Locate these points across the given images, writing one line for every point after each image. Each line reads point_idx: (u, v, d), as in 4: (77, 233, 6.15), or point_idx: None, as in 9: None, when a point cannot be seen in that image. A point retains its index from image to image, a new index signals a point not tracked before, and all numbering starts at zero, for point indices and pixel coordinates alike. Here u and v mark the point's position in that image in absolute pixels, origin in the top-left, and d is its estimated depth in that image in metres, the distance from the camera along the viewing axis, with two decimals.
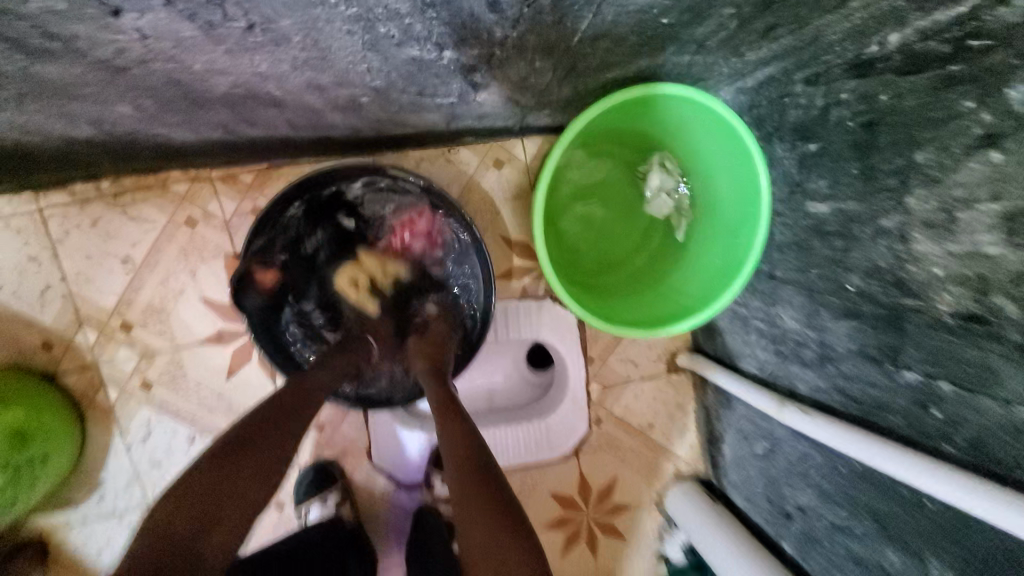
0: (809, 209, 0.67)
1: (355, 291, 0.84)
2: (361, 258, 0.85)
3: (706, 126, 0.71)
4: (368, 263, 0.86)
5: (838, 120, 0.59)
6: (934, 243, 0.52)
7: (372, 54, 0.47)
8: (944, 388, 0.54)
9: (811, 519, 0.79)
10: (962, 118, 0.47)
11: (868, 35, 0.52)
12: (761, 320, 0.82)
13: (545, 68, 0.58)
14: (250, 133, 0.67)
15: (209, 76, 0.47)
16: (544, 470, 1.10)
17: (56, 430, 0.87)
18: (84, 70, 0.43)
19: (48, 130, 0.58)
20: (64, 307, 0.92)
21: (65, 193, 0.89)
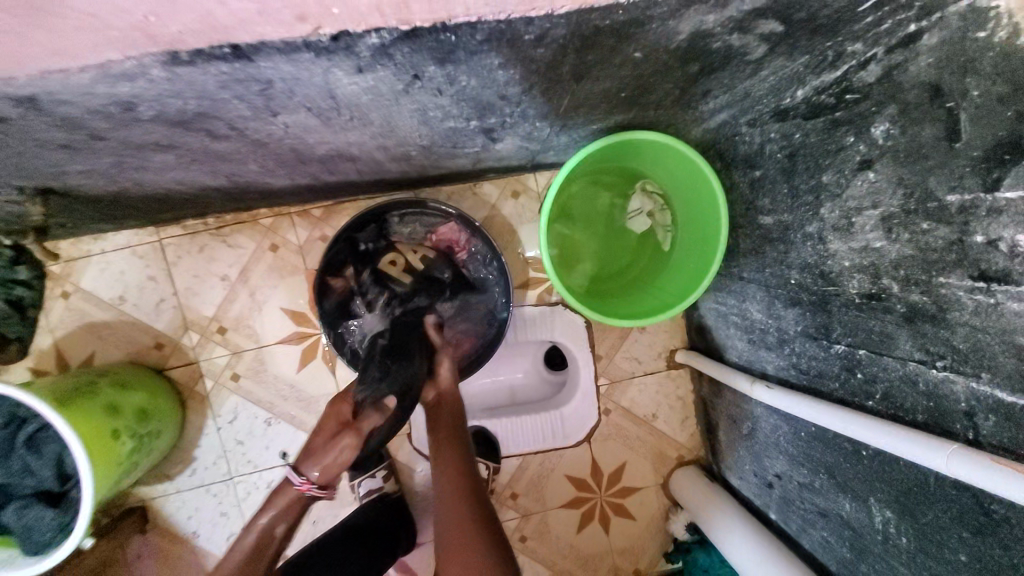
0: (759, 221, 0.84)
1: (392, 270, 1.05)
2: (399, 247, 1.07)
3: (675, 159, 0.88)
4: (404, 252, 1.07)
5: (772, 152, 0.77)
6: (842, 242, 0.68)
7: (424, 127, 0.66)
8: (862, 353, 0.69)
9: (787, 483, 0.94)
10: (847, 150, 0.64)
11: (783, 91, 0.70)
12: (736, 315, 0.98)
13: (545, 127, 0.77)
14: (328, 179, 0.89)
15: (314, 145, 0.69)
16: (560, 456, 1.26)
17: (166, 414, 1.10)
18: (240, 145, 0.65)
19: (193, 182, 0.82)
20: (174, 316, 1.17)
21: (179, 227, 1.15)
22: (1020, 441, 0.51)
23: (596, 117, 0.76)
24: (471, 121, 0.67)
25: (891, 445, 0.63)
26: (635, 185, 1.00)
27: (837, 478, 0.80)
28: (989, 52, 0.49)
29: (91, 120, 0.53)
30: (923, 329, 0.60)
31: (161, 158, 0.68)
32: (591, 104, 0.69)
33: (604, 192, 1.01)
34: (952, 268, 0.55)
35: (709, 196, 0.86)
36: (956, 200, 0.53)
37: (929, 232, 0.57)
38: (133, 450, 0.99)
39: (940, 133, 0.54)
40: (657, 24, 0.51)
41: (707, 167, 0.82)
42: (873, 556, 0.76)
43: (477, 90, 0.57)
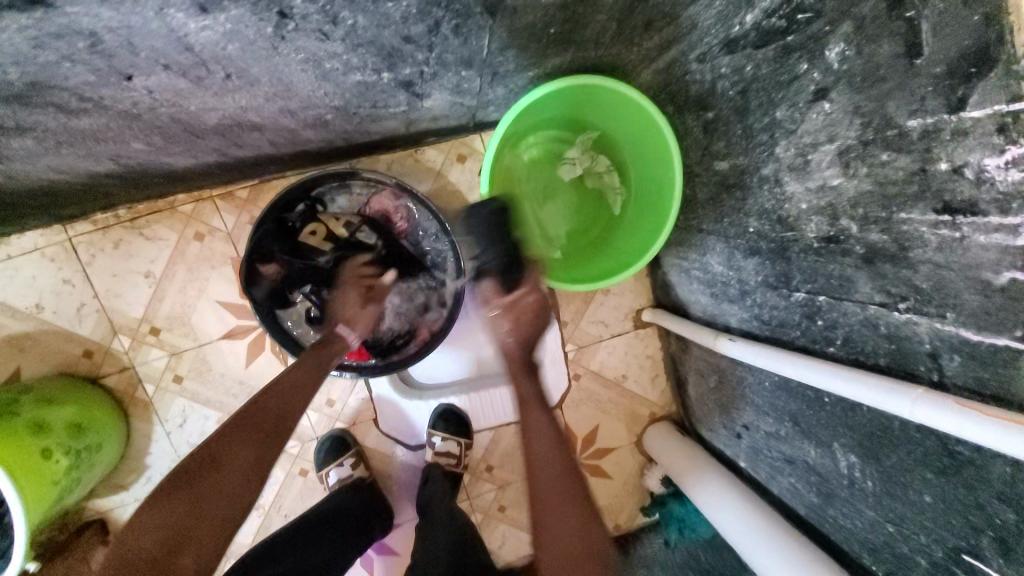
0: (715, 166, 0.78)
1: (314, 238, 0.96)
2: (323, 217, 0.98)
3: (623, 102, 0.80)
4: (328, 221, 0.98)
5: (723, 89, 0.70)
6: (798, 183, 0.63)
7: (326, 82, 0.57)
8: (822, 300, 0.66)
9: (754, 434, 0.94)
10: (801, 78, 0.58)
11: (731, 17, 0.62)
12: (698, 269, 0.94)
13: (472, 76, 0.67)
14: (239, 153, 0.79)
15: (202, 114, 0.59)
16: (532, 424, 1.24)
17: (106, 425, 1.02)
18: (109, 119, 0.55)
19: (76, 169, 0.71)
20: (100, 320, 1.07)
21: (88, 222, 1.03)
22: (985, 380, 0.49)
23: (530, 61, 0.68)
24: (382, 73, 0.58)
25: (851, 389, 0.61)
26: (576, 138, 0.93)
27: (800, 425, 0.80)
28: None
29: None
30: (883, 270, 0.56)
31: (20, 144, 0.57)
32: (519, 44, 0.61)
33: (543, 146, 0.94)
34: (913, 202, 0.51)
35: (659, 144, 0.80)
36: (918, 125, 0.48)
37: (889, 163, 0.52)
38: (71, 468, 0.91)
39: (899, 49, 0.48)
40: None
41: (658, 114, 0.75)
42: (839, 499, 0.76)
43: (372, 31, 0.48)
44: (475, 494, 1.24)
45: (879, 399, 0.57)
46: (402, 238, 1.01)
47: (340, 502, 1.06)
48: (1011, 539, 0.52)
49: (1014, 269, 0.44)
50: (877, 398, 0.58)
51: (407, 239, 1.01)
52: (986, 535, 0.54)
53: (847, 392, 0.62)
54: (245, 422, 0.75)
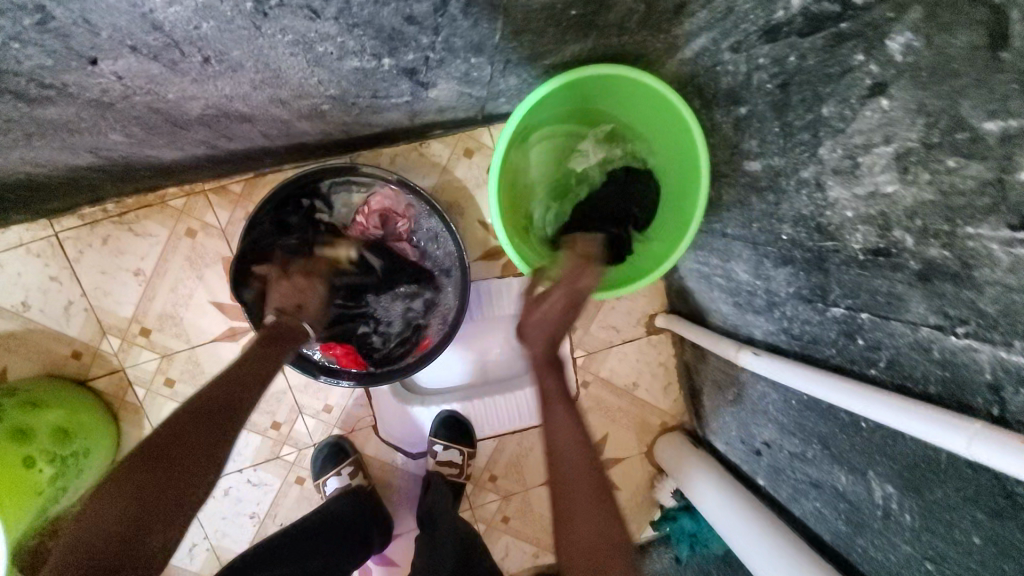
0: (745, 167, 0.72)
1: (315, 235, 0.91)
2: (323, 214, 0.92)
3: (646, 95, 0.74)
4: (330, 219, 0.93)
5: (760, 83, 0.63)
6: (844, 189, 0.57)
7: (319, 69, 0.51)
8: (864, 317, 0.60)
9: (775, 452, 0.89)
10: (855, 71, 0.52)
11: (774, 1, 0.56)
12: (720, 276, 0.87)
13: (482, 64, 0.61)
14: (230, 146, 0.74)
15: (184, 103, 0.53)
16: (538, 433, 1.19)
17: (94, 429, 0.98)
18: (78, 109, 0.50)
19: (53, 162, 0.65)
20: (88, 319, 1.02)
21: (74, 217, 0.98)
22: None
23: (546, 48, 0.62)
24: (382, 59, 0.52)
25: (901, 422, 0.54)
26: (591, 128, 0.86)
27: (830, 448, 0.74)
28: None
29: None
30: (941, 290, 0.50)
31: None
32: (536, 28, 0.54)
33: (554, 138, 0.86)
34: (984, 215, 0.45)
35: (686, 140, 0.73)
36: (998, 128, 0.42)
37: (958, 170, 0.46)
38: (57, 477, 0.87)
39: (979, 39, 0.42)
40: None
41: (687, 111, 0.69)
42: (871, 530, 0.70)
43: (370, 9, 0.42)
44: (477, 504, 1.19)
45: (923, 429, 0.52)
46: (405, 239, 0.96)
47: (335, 510, 1.02)
48: None
49: None
50: (920, 428, 0.52)
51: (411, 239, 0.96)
52: None
53: (896, 424, 0.55)
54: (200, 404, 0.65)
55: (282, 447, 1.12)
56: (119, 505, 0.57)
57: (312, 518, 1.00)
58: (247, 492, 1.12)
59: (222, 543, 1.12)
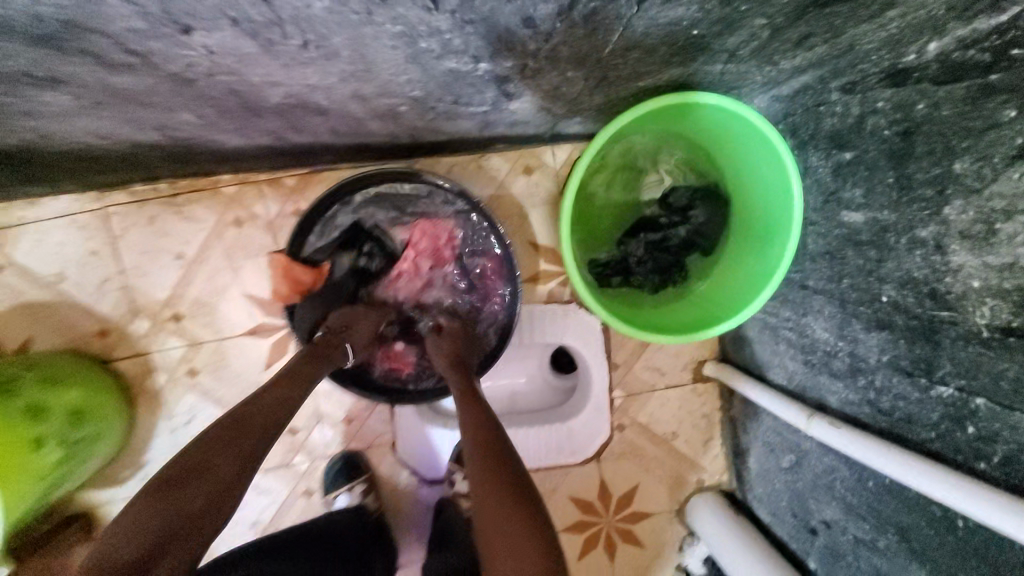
0: (840, 219, 0.66)
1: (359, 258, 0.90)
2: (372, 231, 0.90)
3: (735, 128, 0.69)
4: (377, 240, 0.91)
5: (874, 128, 0.58)
6: (972, 254, 0.50)
7: (412, 65, 0.48)
8: (979, 403, 0.52)
9: (836, 534, 0.79)
10: (1004, 127, 0.46)
11: (907, 43, 0.51)
12: (791, 330, 0.81)
13: (576, 79, 0.57)
14: (295, 138, 0.71)
15: (264, 88, 0.51)
16: (564, 474, 1.11)
17: (109, 414, 0.94)
18: (157, 81, 0.47)
19: (116, 135, 0.63)
20: (121, 298, 1.00)
21: (125, 192, 0.97)
22: None
23: (645, 70, 0.58)
24: (479, 62, 0.49)
25: (963, 505, 0.51)
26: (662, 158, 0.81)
27: (912, 543, 0.65)
28: None
29: None
30: None
31: (51, 98, 0.49)
32: (646, 46, 0.51)
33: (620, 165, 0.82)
34: None
35: (781, 183, 0.68)
36: None
37: None
38: (60, 463, 0.83)
39: None
40: None
41: (787, 154, 0.64)
42: None
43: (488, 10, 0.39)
44: None
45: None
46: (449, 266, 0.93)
47: (333, 528, 0.95)
48: None
49: None
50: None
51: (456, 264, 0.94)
52: None
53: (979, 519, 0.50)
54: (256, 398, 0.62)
55: (295, 454, 1.06)
56: (215, 452, 0.55)
57: (309, 531, 0.93)
58: (252, 498, 1.06)
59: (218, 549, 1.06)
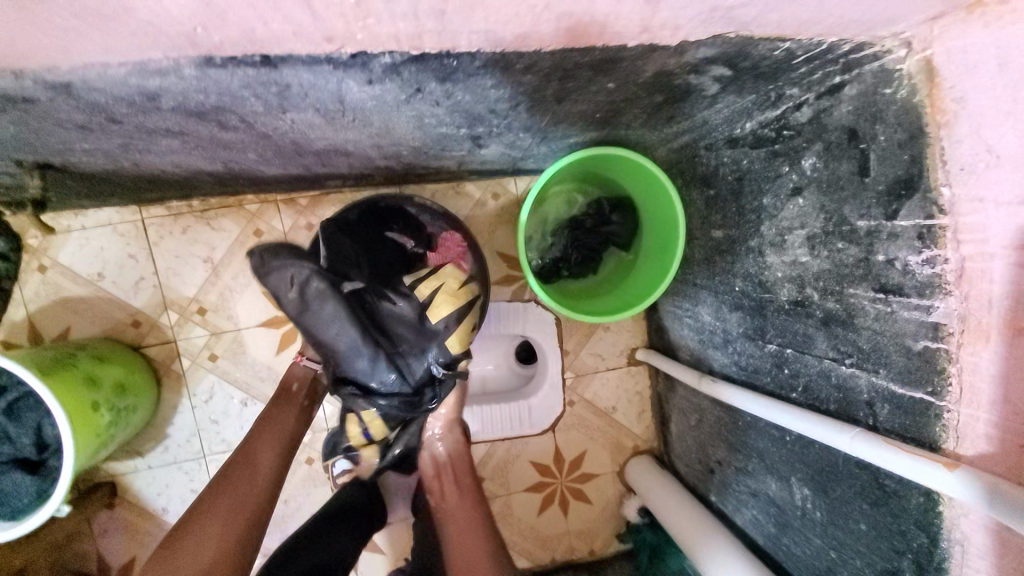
0: (712, 233, 0.95)
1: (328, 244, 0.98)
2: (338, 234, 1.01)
3: (637, 168, 0.98)
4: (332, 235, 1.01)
5: (723, 174, 0.87)
6: (775, 255, 0.79)
7: (418, 130, 0.73)
8: (789, 352, 0.80)
9: (725, 469, 1.05)
10: (782, 177, 0.75)
11: (735, 122, 0.79)
12: (689, 318, 1.09)
13: (526, 137, 0.84)
14: (320, 169, 0.94)
15: (315, 140, 0.74)
16: (525, 443, 1.34)
17: (143, 390, 1.12)
18: (247, 136, 0.70)
19: (189, 166, 0.85)
20: (154, 294, 1.18)
21: (162, 207, 1.17)
22: (907, 426, 0.62)
23: (573, 132, 0.85)
24: (461, 128, 0.74)
25: (786, 420, 0.78)
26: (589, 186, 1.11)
27: (766, 461, 0.91)
28: (893, 106, 0.57)
29: (113, 105, 0.56)
30: (836, 331, 0.70)
31: (167, 143, 0.71)
32: (571, 121, 0.78)
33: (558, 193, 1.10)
34: (859, 281, 0.65)
35: (670, 210, 0.96)
36: (864, 225, 0.63)
37: (842, 250, 0.67)
38: (111, 424, 1.00)
39: (854, 169, 0.63)
40: (627, 63, 0.57)
41: (671, 188, 0.92)
42: (793, 529, 0.86)
43: (470, 104, 0.64)
44: None
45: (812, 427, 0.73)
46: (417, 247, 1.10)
47: (349, 499, 1.13)
48: (924, 560, 0.62)
49: (926, 338, 0.58)
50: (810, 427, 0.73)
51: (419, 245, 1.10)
52: (905, 558, 0.64)
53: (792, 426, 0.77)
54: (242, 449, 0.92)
55: None
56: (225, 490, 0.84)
57: (330, 508, 1.11)
58: None
59: None
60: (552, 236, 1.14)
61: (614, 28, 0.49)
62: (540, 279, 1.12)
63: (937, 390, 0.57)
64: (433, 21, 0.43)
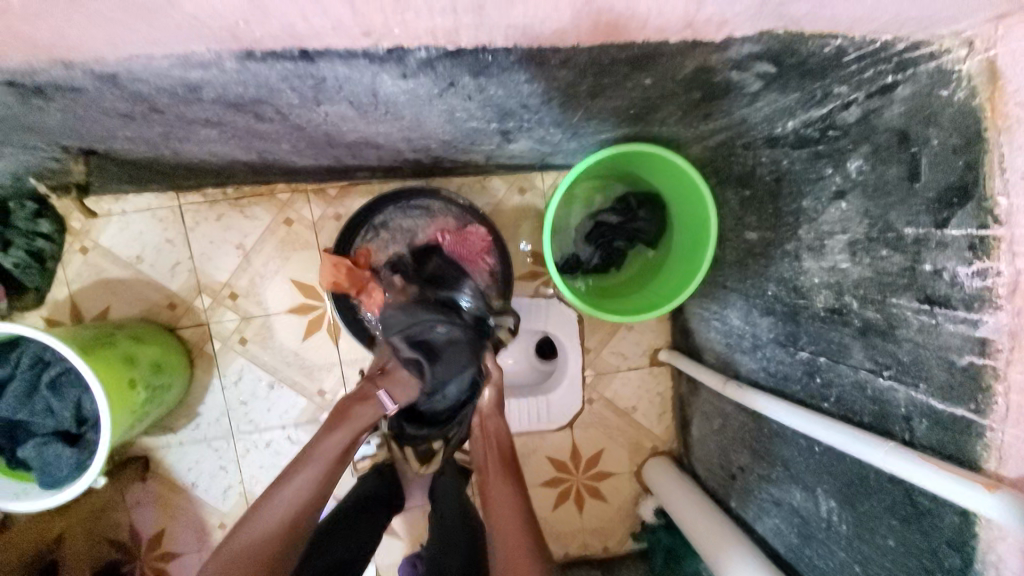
0: (745, 235, 0.92)
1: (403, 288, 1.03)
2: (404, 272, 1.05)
3: (668, 165, 0.95)
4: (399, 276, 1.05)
5: (760, 174, 0.84)
6: (813, 260, 0.76)
7: (450, 124, 0.73)
8: (822, 360, 0.78)
9: (747, 475, 1.03)
10: (824, 180, 0.72)
11: (776, 120, 0.76)
12: (717, 320, 1.06)
13: (556, 133, 0.82)
14: (350, 161, 0.95)
15: (348, 132, 0.75)
16: (543, 438, 1.34)
17: (177, 369, 1.17)
18: (282, 127, 0.71)
19: (226, 155, 0.87)
20: (189, 278, 1.23)
21: (198, 194, 1.20)
22: (946, 444, 0.59)
23: (606, 128, 0.83)
24: (492, 123, 0.74)
25: (818, 430, 0.75)
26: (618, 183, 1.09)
27: (791, 470, 0.89)
28: (948, 109, 0.54)
29: (157, 96, 0.58)
30: (874, 342, 0.68)
31: (206, 132, 0.73)
32: (603, 117, 0.76)
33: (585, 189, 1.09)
34: (902, 291, 0.62)
35: (703, 208, 0.93)
36: (912, 233, 0.60)
37: (886, 258, 0.64)
38: (145, 402, 1.05)
39: (903, 173, 0.60)
40: (666, 59, 0.56)
41: (705, 187, 0.89)
42: (817, 542, 0.84)
43: (503, 99, 0.63)
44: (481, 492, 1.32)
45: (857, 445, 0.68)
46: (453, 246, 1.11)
47: (371, 488, 1.16)
48: None
49: (972, 354, 0.55)
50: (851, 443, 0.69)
51: (453, 247, 1.11)
52: None
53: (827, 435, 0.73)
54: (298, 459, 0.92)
55: (323, 413, 1.26)
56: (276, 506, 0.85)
57: (352, 497, 1.13)
58: (286, 448, 1.26)
59: (252, 490, 1.26)
60: (579, 232, 1.12)
61: (657, 23, 0.47)
62: (565, 276, 1.11)
63: (980, 408, 0.54)
64: (471, 15, 0.43)
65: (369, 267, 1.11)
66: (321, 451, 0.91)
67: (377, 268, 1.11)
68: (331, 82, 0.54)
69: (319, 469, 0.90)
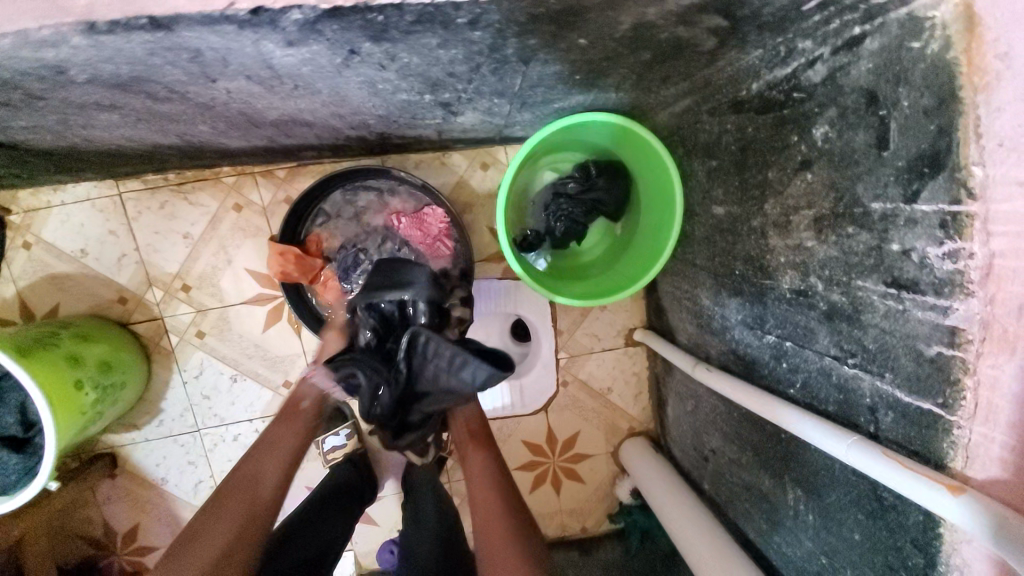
0: (713, 211, 0.86)
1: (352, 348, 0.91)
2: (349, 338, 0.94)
3: (633, 136, 0.88)
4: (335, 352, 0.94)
5: (726, 144, 0.77)
6: (779, 238, 0.70)
7: (375, 97, 0.65)
8: (788, 345, 0.73)
9: (718, 458, 1.01)
10: (789, 149, 0.65)
11: (741, 82, 0.69)
12: (688, 300, 1.01)
13: (502, 103, 0.75)
14: (285, 141, 0.88)
15: (265, 111, 0.68)
16: (518, 422, 1.31)
17: (131, 366, 1.13)
18: (186, 108, 0.63)
19: (144, 140, 0.79)
20: (137, 271, 1.17)
21: (138, 181, 1.13)
22: (912, 438, 0.54)
23: (556, 96, 0.76)
24: (424, 95, 0.66)
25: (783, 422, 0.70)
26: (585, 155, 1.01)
27: (759, 455, 0.86)
28: (920, 64, 0.47)
29: (23, 81, 0.51)
30: (840, 326, 0.62)
31: (106, 117, 0.65)
32: (548, 84, 0.69)
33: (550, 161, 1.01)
34: (869, 272, 0.57)
35: (668, 185, 0.86)
36: (879, 208, 0.54)
37: (852, 236, 0.58)
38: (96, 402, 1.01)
39: (871, 140, 0.53)
40: (596, 14, 0.49)
41: (669, 161, 0.82)
42: (785, 528, 0.81)
43: (423, 67, 0.56)
44: (455, 477, 1.31)
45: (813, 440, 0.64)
46: (405, 229, 1.06)
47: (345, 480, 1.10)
48: None
49: (940, 344, 0.49)
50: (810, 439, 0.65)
51: (404, 230, 1.06)
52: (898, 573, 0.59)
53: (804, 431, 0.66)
54: (256, 448, 0.91)
55: None
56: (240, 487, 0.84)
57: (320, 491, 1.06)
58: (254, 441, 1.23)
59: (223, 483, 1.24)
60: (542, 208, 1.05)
61: None
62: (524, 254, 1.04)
63: (948, 402, 0.50)
64: None
65: (322, 254, 1.07)
66: (267, 451, 0.89)
67: (330, 254, 1.07)
68: (210, 56, 0.47)
69: (281, 453, 0.89)
